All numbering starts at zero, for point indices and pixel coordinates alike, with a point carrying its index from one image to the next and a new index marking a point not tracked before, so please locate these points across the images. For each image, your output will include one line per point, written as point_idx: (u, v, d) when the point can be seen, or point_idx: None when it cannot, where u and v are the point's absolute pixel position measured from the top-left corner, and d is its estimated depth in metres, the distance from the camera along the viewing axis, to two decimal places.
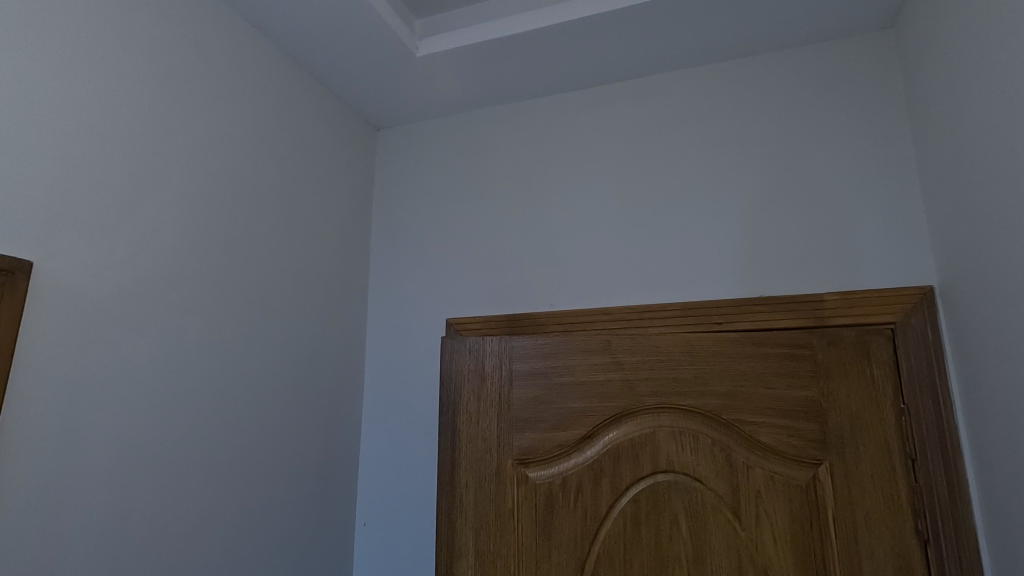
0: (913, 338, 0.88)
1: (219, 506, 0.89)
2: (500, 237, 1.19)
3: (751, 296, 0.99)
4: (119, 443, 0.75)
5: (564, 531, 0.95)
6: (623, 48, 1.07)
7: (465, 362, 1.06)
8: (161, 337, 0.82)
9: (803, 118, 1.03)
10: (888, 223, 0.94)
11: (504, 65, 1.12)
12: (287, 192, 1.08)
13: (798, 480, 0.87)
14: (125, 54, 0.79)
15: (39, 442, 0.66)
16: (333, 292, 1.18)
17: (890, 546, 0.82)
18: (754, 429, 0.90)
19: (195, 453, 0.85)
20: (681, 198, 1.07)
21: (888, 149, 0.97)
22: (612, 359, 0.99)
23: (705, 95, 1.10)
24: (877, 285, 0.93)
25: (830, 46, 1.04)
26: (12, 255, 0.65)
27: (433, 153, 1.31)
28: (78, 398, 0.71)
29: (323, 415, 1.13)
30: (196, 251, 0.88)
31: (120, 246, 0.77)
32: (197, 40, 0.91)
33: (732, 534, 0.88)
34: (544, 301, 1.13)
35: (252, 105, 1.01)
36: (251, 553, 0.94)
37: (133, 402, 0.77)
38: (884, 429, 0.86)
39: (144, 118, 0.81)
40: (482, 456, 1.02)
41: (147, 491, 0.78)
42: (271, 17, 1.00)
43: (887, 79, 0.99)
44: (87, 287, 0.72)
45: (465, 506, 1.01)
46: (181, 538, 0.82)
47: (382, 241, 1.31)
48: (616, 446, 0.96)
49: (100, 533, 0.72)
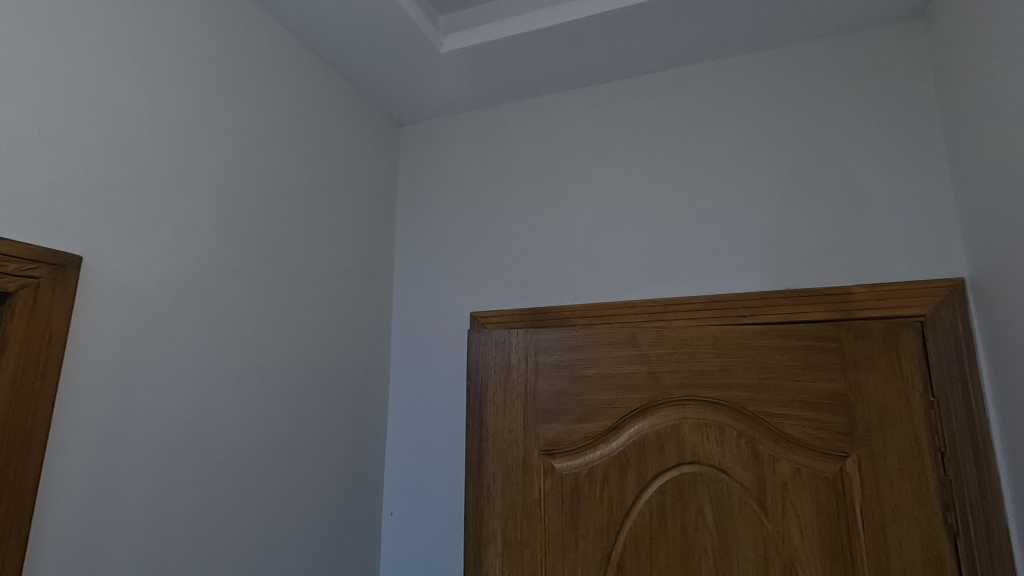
0: (942, 330, 0.87)
1: (253, 492, 0.91)
2: (525, 232, 1.20)
3: (777, 288, 0.99)
4: (162, 431, 0.78)
5: (590, 520, 0.97)
6: (646, 41, 1.07)
7: (491, 354, 1.08)
8: (201, 330, 0.85)
9: (830, 110, 1.02)
10: (918, 215, 0.93)
11: (526, 59, 1.13)
12: (316, 188, 1.10)
13: (824, 472, 0.88)
14: (162, 56, 0.82)
15: (91, 427, 0.69)
16: (361, 287, 1.21)
17: (918, 539, 0.82)
18: (781, 421, 0.90)
19: (232, 442, 0.88)
20: (705, 191, 1.07)
21: (919, 140, 0.96)
22: (637, 351, 1.00)
23: (729, 87, 1.10)
24: (905, 277, 0.92)
25: (858, 37, 1.03)
26: (64, 251, 0.67)
27: (457, 148, 1.32)
28: (123, 387, 0.73)
29: (352, 407, 1.15)
30: (230, 245, 0.91)
31: (160, 241, 0.80)
32: (229, 40, 0.93)
33: (759, 525, 0.88)
34: (567, 295, 1.14)
35: (280, 101, 1.03)
36: (285, 538, 0.97)
37: (174, 393, 0.80)
38: (913, 421, 0.85)
39: (180, 115, 0.84)
40: (509, 447, 1.04)
41: (187, 477, 0.81)
42: (302, 16, 1.02)
43: (916, 68, 0.98)
44: (130, 281, 0.75)
45: (492, 496, 1.03)
46: (219, 522, 0.85)
47: (406, 235, 1.33)
48: (641, 437, 0.97)
49: (144, 516, 0.75)
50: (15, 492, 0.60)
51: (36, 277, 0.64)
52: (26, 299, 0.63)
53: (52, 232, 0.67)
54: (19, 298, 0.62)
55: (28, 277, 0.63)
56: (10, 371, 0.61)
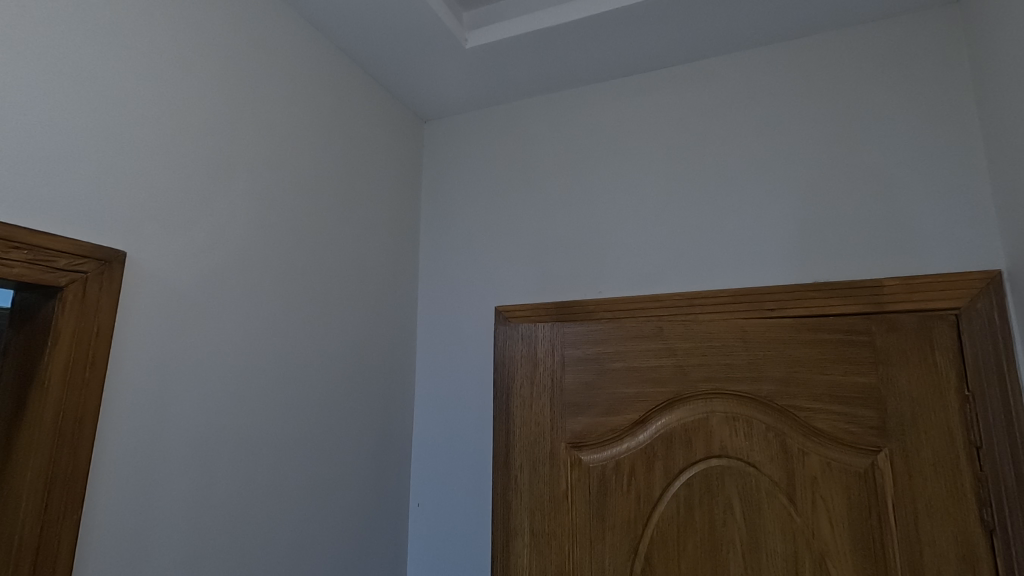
0: (978, 324, 0.86)
1: (287, 481, 0.94)
2: (549, 225, 1.21)
3: (806, 281, 0.98)
4: (202, 420, 0.81)
5: (618, 512, 0.98)
6: (672, 33, 1.07)
7: (518, 347, 1.13)
8: (238, 323, 0.87)
9: (861, 101, 1.00)
10: (952, 206, 0.92)
11: (551, 54, 1.13)
12: (344, 184, 1.12)
13: (855, 467, 0.87)
14: (198, 56, 0.84)
15: (135, 418, 0.72)
16: (387, 282, 1.22)
17: (953, 534, 0.81)
18: (811, 415, 0.90)
19: (268, 431, 0.91)
20: (732, 184, 1.06)
21: (953, 130, 0.94)
22: (663, 345, 1.01)
23: (756, 78, 1.09)
24: (939, 270, 0.90)
25: (891, 26, 1.01)
26: (109, 247, 0.70)
27: (480, 143, 1.33)
28: (166, 379, 0.76)
29: (380, 400, 1.17)
30: (264, 242, 0.93)
31: (198, 237, 0.82)
32: (260, 40, 0.95)
33: (788, 519, 0.88)
34: (592, 288, 1.14)
35: (310, 98, 1.05)
36: (318, 527, 0.99)
37: (213, 385, 0.83)
38: (948, 416, 0.84)
39: (214, 114, 0.86)
40: (537, 439, 1.07)
41: (225, 466, 0.84)
42: (331, 15, 1.04)
43: (950, 55, 0.96)
44: (169, 276, 0.78)
45: (520, 487, 1.07)
46: (256, 510, 0.88)
47: (431, 230, 1.34)
48: (669, 430, 0.97)
49: (185, 504, 0.78)
50: (68, 479, 0.63)
51: (85, 272, 0.66)
52: (76, 294, 0.65)
53: (98, 228, 0.69)
54: (69, 292, 0.65)
55: (76, 272, 0.65)
56: (61, 363, 0.64)
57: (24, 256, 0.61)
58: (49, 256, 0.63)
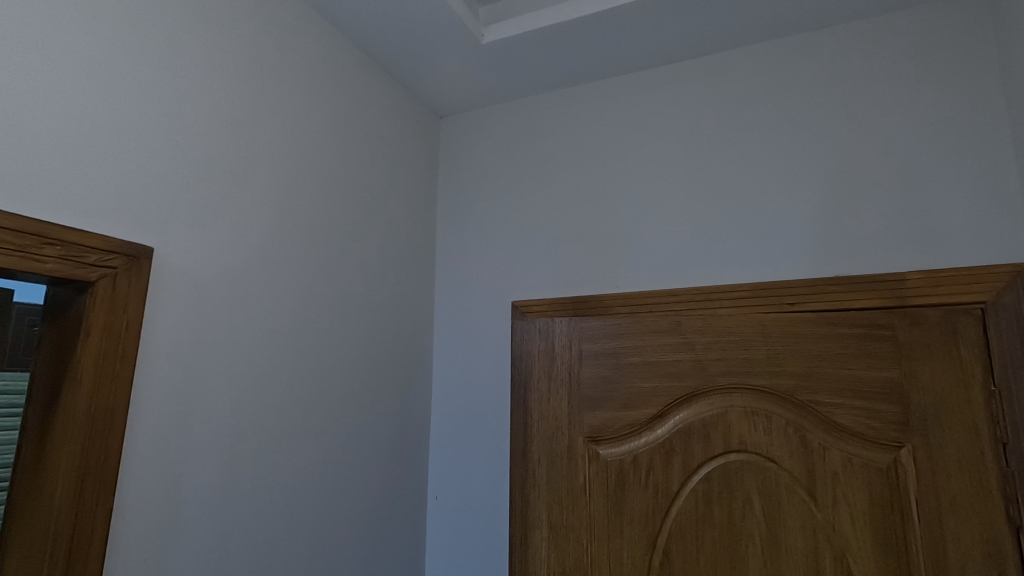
0: (1006, 318, 0.83)
1: (308, 472, 0.95)
2: (565, 220, 1.21)
3: (827, 275, 0.97)
4: (227, 412, 0.83)
5: (636, 506, 0.98)
6: (688, 26, 1.06)
7: (535, 342, 1.13)
8: (261, 317, 0.89)
9: (883, 91, 0.99)
10: (977, 199, 0.90)
11: (567, 48, 1.13)
12: (363, 180, 1.13)
13: (877, 463, 0.86)
14: (221, 55, 0.86)
15: (163, 409, 0.74)
16: (405, 277, 1.23)
17: (978, 531, 0.80)
18: (832, 411, 0.89)
19: (290, 424, 0.93)
20: (750, 177, 1.06)
21: (979, 121, 0.92)
22: (682, 339, 1.00)
23: (775, 70, 1.08)
24: (963, 264, 0.89)
25: (915, 14, 0.99)
26: (137, 242, 0.72)
27: (496, 139, 1.33)
28: (192, 373, 0.78)
29: (399, 393, 1.18)
30: (287, 237, 0.95)
31: (222, 233, 0.84)
32: (280, 37, 0.97)
33: (808, 514, 0.88)
34: (609, 283, 1.14)
35: (328, 95, 1.06)
36: (339, 517, 1.01)
37: (236, 378, 0.84)
38: (973, 412, 0.83)
39: (236, 111, 0.88)
40: (555, 433, 1.07)
41: (249, 458, 0.85)
42: (350, 13, 1.05)
43: (976, 46, 0.94)
44: (194, 270, 0.79)
45: (537, 481, 1.07)
46: (278, 500, 0.90)
47: (448, 225, 1.35)
48: (687, 425, 0.97)
49: (212, 493, 0.80)
50: (100, 468, 0.65)
51: (114, 267, 0.68)
52: (106, 288, 0.67)
53: (127, 224, 0.71)
54: (99, 286, 0.67)
55: (106, 267, 0.67)
56: (92, 356, 0.66)
57: (57, 252, 0.63)
58: (80, 252, 0.65)
